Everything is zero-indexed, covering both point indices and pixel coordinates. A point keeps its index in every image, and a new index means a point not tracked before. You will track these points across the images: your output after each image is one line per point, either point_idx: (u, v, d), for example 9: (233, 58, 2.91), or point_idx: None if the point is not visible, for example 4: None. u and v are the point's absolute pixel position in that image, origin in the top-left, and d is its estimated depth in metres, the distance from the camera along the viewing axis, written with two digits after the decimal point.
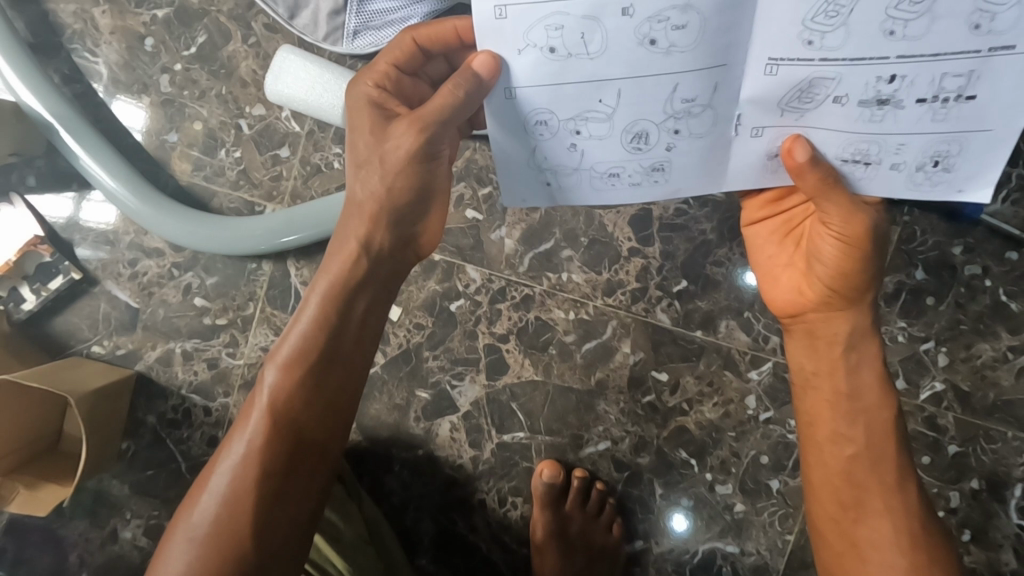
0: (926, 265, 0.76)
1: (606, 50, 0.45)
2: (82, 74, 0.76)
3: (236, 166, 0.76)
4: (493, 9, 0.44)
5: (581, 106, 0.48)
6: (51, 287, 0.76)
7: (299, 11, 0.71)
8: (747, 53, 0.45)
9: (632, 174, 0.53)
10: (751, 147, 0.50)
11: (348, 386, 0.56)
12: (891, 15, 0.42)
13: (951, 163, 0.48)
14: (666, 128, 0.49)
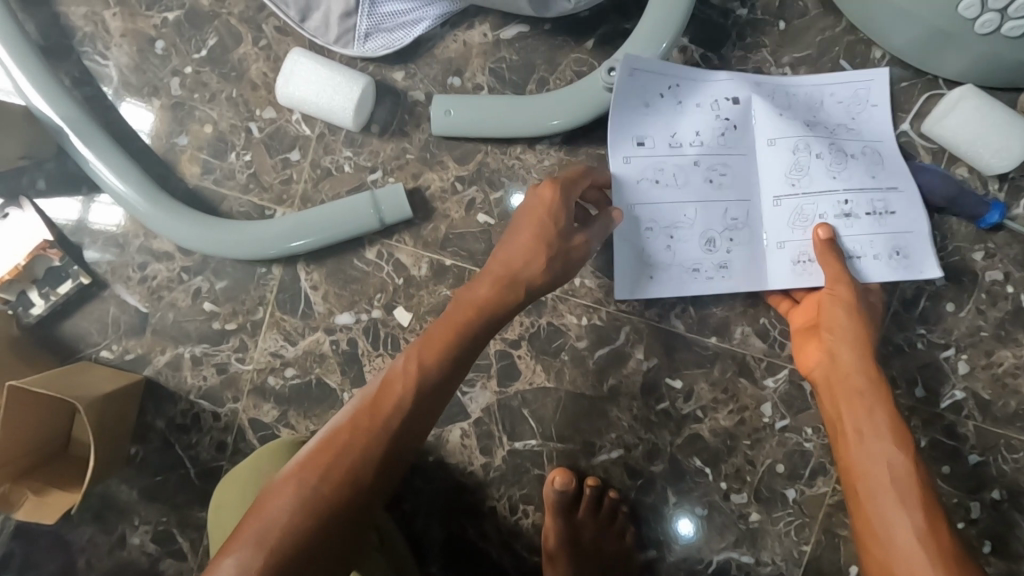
0: (946, 270, 0.74)
1: (687, 184, 0.72)
2: (93, 78, 0.76)
3: (246, 170, 0.75)
4: (622, 160, 0.71)
5: (671, 219, 0.72)
6: (61, 291, 0.76)
7: (310, 13, 0.71)
8: (758, 186, 0.72)
9: (705, 270, 0.72)
10: (781, 256, 0.72)
11: (437, 400, 0.60)
12: (831, 169, 0.71)
13: (907, 253, 0.71)
14: (726, 236, 0.72)
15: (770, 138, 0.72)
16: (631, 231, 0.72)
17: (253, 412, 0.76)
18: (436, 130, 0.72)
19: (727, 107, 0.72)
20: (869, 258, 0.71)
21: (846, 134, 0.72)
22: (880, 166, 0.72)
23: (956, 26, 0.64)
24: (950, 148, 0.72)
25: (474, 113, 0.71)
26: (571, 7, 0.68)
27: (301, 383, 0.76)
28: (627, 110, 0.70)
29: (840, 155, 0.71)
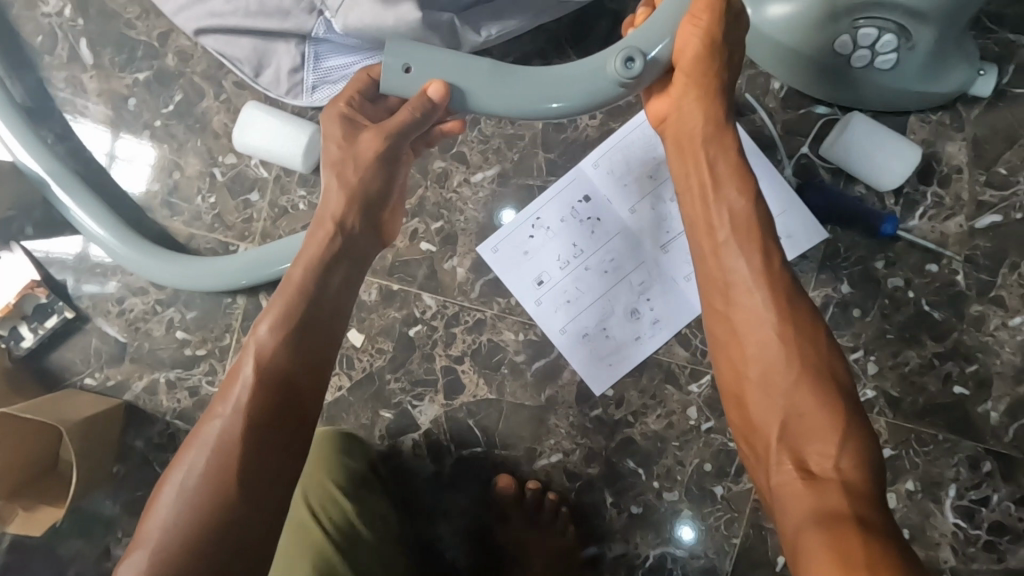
0: (851, 279, 0.81)
1: (591, 285, 0.81)
2: (74, 133, 0.85)
3: (211, 211, 0.83)
4: (535, 303, 0.82)
5: (600, 319, 0.81)
6: (45, 326, 0.83)
7: (263, 69, 0.79)
8: (644, 252, 0.81)
9: (631, 313, 0.81)
10: (687, 287, 0.81)
11: (319, 351, 0.66)
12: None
13: (790, 232, 0.80)
14: (644, 299, 0.81)
15: (632, 209, 0.80)
16: (553, 313, 0.82)
17: None
18: (383, 87, 0.64)
19: (584, 209, 0.81)
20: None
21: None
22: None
23: (837, 60, 0.72)
24: (845, 168, 0.79)
25: (443, 73, 0.63)
26: (483, 38, 0.75)
27: None
28: (510, 245, 0.82)
29: None
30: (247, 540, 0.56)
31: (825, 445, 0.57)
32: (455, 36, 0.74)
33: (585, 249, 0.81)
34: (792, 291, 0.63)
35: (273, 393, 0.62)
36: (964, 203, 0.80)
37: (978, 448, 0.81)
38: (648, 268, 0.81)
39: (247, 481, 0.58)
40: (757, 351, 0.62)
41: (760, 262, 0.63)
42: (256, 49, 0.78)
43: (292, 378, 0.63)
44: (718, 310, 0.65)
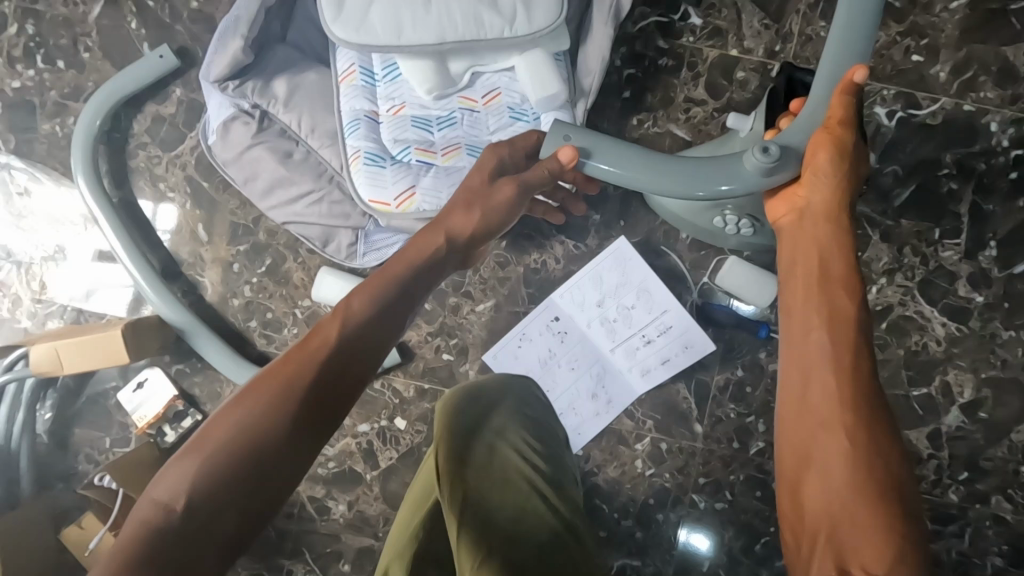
0: (744, 365, 1.15)
1: (563, 378, 1.17)
2: (195, 288, 1.19)
3: (294, 339, 1.18)
4: None
5: (569, 401, 1.17)
6: (182, 426, 1.18)
7: (329, 241, 1.13)
8: (598, 354, 1.16)
9: (593, 396, 1.16)
10: (629, 378, 1.16)
11: (360, 368, 0.71)
12: (626, 323, 1.14)
13: (692, 344, 1.14)
14: (599, 387, 1.16)
15: (589, 324, 1.15)
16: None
17: (311, 492, 1.19)
18: (536, 152, 0.86)
19: (555, 325, 1.16)
20: (674, 356, 1.14)
21: (624, 292, 1.14)
22: (651, 303, 1.14)
23: (721, 230, 1.07)
24: (730, 292, 1.13)
25: (603, 158, 0.83)
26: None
27: (340, 471, 1.19)
28: (505, 352, 1.17)
29: (623, 315, 1.14)
30: (270, 476, 0.60)
31: (864, 548, 0.62)
32: None
33: (558, 352, 1.16)
34: (877, 401, 0.70)
35: (349, 356, 0.70)
36: None
37: None
38: (602, 365, 1.16)
39: (278, 433, 0.61)
40: (822, 420, 0.70)
41: (852, 353, 0.72)
42: (323, 232, 1.11)
43: (357, 350, 0.71)
44: (796, 372, 0.74)
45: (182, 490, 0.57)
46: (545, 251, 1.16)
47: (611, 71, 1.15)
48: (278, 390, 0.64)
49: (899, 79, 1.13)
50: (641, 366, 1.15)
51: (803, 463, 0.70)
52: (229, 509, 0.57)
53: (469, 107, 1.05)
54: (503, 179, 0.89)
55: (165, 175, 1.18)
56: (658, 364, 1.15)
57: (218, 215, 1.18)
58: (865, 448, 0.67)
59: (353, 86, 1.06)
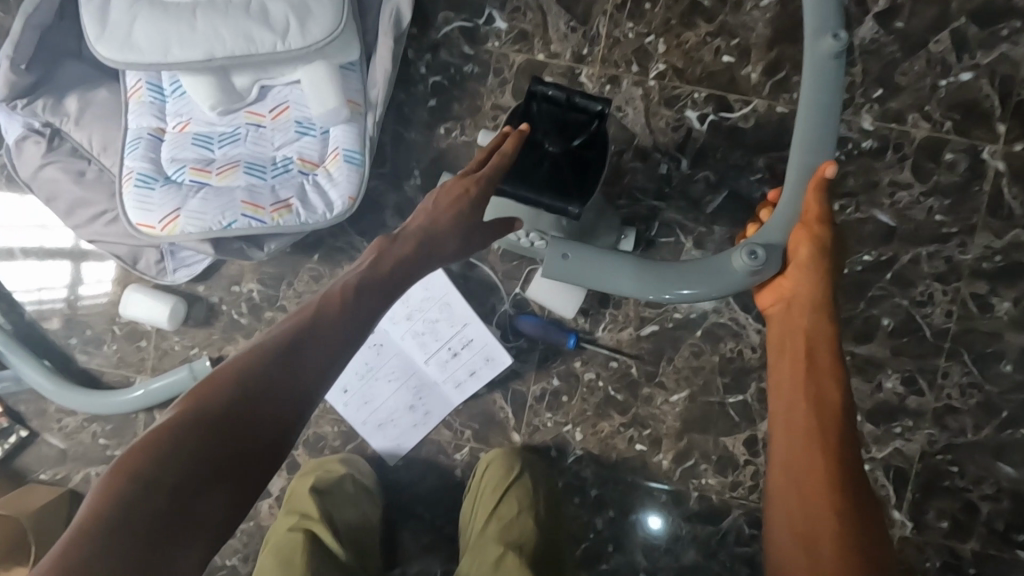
0: (559, 375, 1.16)
1: (379, 390, 1.17)
2: (15, 306, 1.20)
3: (115, 355, 1.19)
4: (343, 404, 1.18)
5: (387, 412, 1.17)
6: (10, 441, 1.20)
7: (139, 259, 1.13)
8: (411, 366, 1.16)
9: (407, 407, 1.17)
10: (440, 390, 1.16)
11: (301, 396, 0.71)
12: (433, 336, 1.14)
13: (493, 357, 1.13)
14: (414, 399, 1.16)
15: (400, 337, 1.15)
16: (356, 410, 1.18)
17: None
18: (543, 274, 0.90)
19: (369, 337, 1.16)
20: (480, 369, 1.14)
21: (430, 306, 1.14)
22: (455, 316, 1.13)
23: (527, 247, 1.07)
24: (543, 302, 1.13)
25: (595, 278, 0.89)
26: (266, 252, 1.01)
27: None
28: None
29: (429, 328, 1.14)
30: (237, 442, 0.65)
31: None
32: (246, 254, 1.00)
33: (372, 365, 1.17)
34: (861, 483, 0.82)
35: (351, 321, 0.77)
36: (632, 318, 1.14)
37: (656, 485, 1.17)
38: (415, 377, 1.16)
39: (207, 454, 0.63)
40: (810, 493, 0.82)
41: (837, 441, 0.84)
42: (129, 250, 1.12)
43: (364, 319, 0.78)
44: (789, 454, 0.86)
45: (78, 554, 0.53)
46: (357, 264, 1.15)
47: (416, 80, 1.13)
48: (203, 433, 0.64)
49: (710, 82, 1.10)
50: (450, 378, 1.15)
51: (803, 543, 0.79)
52: (145, 563, 0.56)
53: (255, 122, 1.04)
54: (452, 206, 0.83)
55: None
56: (466, 376, 1.14)
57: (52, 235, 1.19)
58: (853, 530, 0.78)
59: (141, 104, 1.04)
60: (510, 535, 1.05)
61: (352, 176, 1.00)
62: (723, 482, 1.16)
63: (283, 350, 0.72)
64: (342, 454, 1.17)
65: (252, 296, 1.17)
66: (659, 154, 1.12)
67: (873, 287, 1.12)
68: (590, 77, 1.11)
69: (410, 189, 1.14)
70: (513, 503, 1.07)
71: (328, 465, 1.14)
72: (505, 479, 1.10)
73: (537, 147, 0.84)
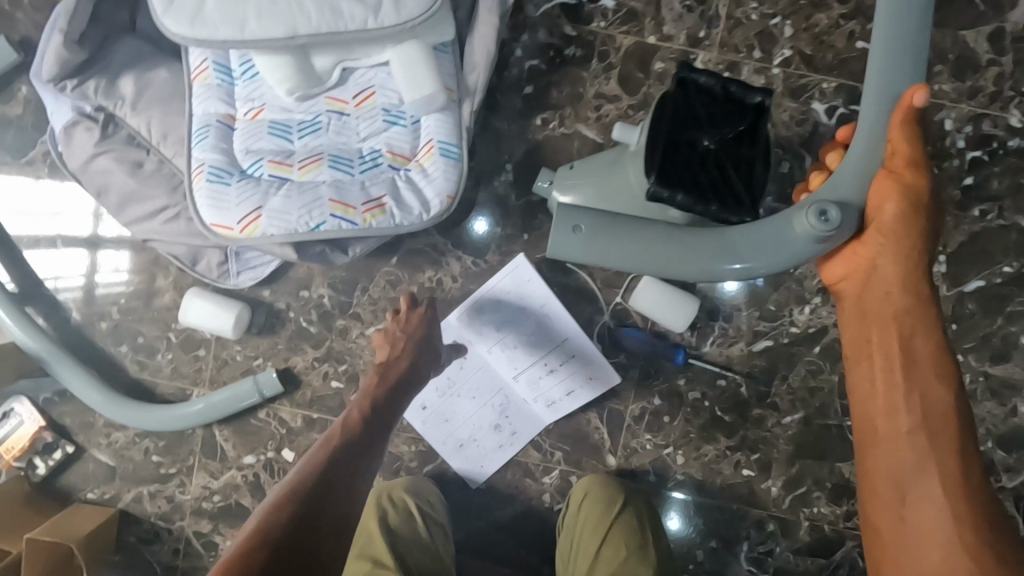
0: (661, 393, 1.05)
1: (462, 408, 1.06)
2: (59, 310, 1.09)
3: (169, 365, 1.08)
4: (421, 423, 1.07)
5: (469, 432, 1.07)
6: (53, 458, 1.09)
7: (199, 259, 1.02)
8: (500, 383, 1.05)
9: (492, 426, 1.06)
10: (532, 409, 1.06)
11: (351, 498, 0.77)
12: (527, 351, 1.04)
13: (596, 374, 1.04)
14: (502, 418, 1.06)
15: (487, 349, 1.05)
16: (433, 428, 1.07)
17: (195, 526, 1.11)
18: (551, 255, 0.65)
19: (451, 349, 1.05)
20: (580, 390, 1.04)
21: (524, 318, 1.03)
22: (553, 330, 1.03)
23: None
24: (649, 314, 1.02)
25: (626, 249, 0.65)
26: (350, 257, 0.90)
27: (225, 504, 1.10)
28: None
29: (524, 340, 1.04)
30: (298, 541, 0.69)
31: None
32: (329, 259, 0.90)
33: (453, 378, 1.06)
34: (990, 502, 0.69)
35: (367, 428, 0.86)
36: (744, 333, 1.04)
37: (763, 513, 1.07)
38: (502, 393, 1.06)
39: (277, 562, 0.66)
40: (921, 517, 0.70)
41: (953, 449, 0.71)
42: (189, 250, 1.01)
43: (377, 425, 0.87)
44: (877, 470, 0.74)
45: None
46: (440, 269, 1.04)
47: (511, 63, 1.01)
48: (268, 548, 0.67)
49: (842, 69, 0.98)
50: (544, 397, 1.05)
51: None
52: None
53: (337, 109, 0.91)
54: (416, 325, 0.95)
55: (19, 183, 1.07)
56: (563, 394, 1.05)
57: (66, 224, 1.08)
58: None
59: (206, 86, 0.92)
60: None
61: (450, 172, 0.88)
62: (837, 511, 1.07)
63: (314, 466, 0.79)
64: (406, 478, 1.04)
65: (322, 303, 1.06)
66: (782, 150, 1.00)
67: (1014, 301, 1.01)
68: (707, 63, 0.99)
69: (501, 185, 1.02)
70: (612, 546, 0.99)
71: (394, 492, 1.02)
72: (604, 520, 1.00)
73: (693, 145, 0.70)
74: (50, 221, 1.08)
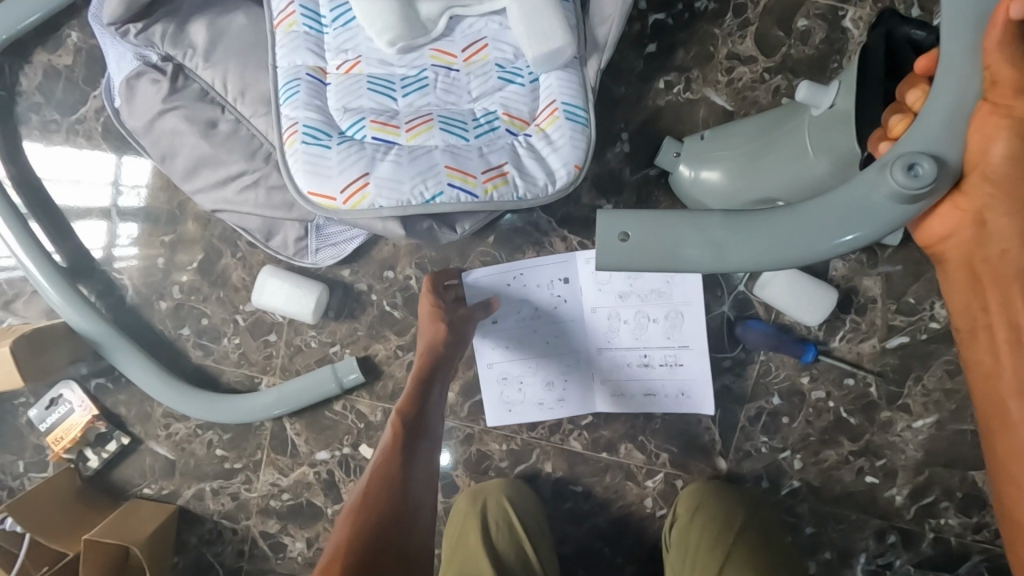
0: (781, 392, 0.96)
1: (567, 386, 0.97)
2: (114, 288, 0.98)
3: (236, 350, 0.97)
4: (523, 403, 0.97)
5: (570, 414, 0.97)
6: (107, 450, 0.99)
7: (273, 235, 0.91)
8: (605, 365, 0.96)
9: (544, 402, 0.97)
10: (611, 406, 0.96)
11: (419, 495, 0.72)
12: (633, 332, 0.94)
13: (690, 394, 0.95)
14: (603, 403, 0.97)
15: (592, 308, 0.94)
16: (490, 380, 0.98)
17: (261, 526, 1.01)
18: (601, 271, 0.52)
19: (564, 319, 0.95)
20: (663, 396, 0.95)
21: (654, 300, 0.93)
22: (677, 327, 0.94)
23: None
24: (775, 306, 0.92)
25: (677, 258, 0.51)
26: (459, 234, 0.80)
27: (295, 503, 1.01)
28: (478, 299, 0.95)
29: (641, 325, 0.94)
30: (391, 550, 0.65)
31: None
32: (436, 238, 0.79)
33: (535, 339, 0.96)
34: None
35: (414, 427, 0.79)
36: (877, 328, 0.94)
37: (885, 523, 0.97)
38: (578, 366, 0.96)
39: None
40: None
41: None
42: (264, 223, 0.90)
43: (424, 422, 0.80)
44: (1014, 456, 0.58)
45: None
46: (542, 250, 0.94)
47: (632, 19, 0.90)
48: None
49: None
50: (621, 391, 0.96)
51: None
52: None
53: (444, 64, 0.80)
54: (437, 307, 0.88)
55: (71, 149, 0.95)
56: (647, 403, 0.95)
57: (84, 194, 0.96)
58: None
59: (293, 34, 0.79)
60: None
61: (577, 140, 0.77)
62: (965, 522, 0.96)
63: (380, 473, 0.73)
64: (502, 481, 0.97)
65: (409, 285, 0.95)
66: None
67: None
68: (858, 21, 0.86)
69: (615, 158, 0.91)
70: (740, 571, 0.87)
71: (492, 502, 0.94)
72: (726, 533, 0.90)
73: None
74: (67, 189, 0.96)
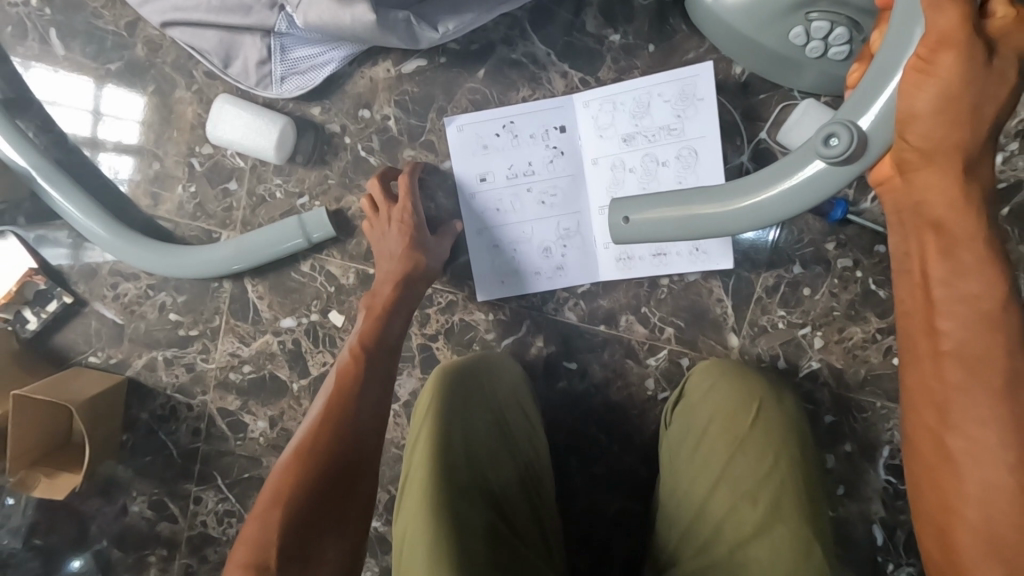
0: (803, 259, 0.85)
1: (568, 249, 0.85)
2: (55, 126, 0.88)
3: (192, 201, 0.87)
4: (521, 266, 0.86)
5: (574, 279, 0.86)
6: (47, 311, 0.89)
7: (231, 61, 0.81)
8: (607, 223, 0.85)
9: (542, 268, 0.86)
10: (618, 270, 0.86)
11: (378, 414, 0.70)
12: (643, 180, 0.81)
13: (706, 249, 0.84)
14: (609, 268, 0.86)
15: (594, 158, 0.83)
16: (480, 247, 0.87)
17: (220, 403, 0.91)
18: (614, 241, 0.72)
19: (562, 165, 0.83)
20: (675, 254, 0.85)
21: (664, 139, 0.80)
22: (691, 169, 0.80)
23: (792, 51, 0.72)
24: None
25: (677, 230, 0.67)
26: (440, 35, 0.73)
27: (257, 377, 0.90)
28: (465, 149, 0.84)
29: (650, 170, 0.81)
30: (339, 488, 0.62)
31: None
32: (411, 34, 0.73)
33: (532, 198, 0.84)
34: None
35: (372, 361, 0.73)
36: None
37: None
38: (578, 224, 0.84)
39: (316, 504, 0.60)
40: (968, 451, 0.47)
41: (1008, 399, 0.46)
42: (221, 41, 0.79)
43: (383, 353, 0.74)
44: (923, 398, 0.50)
45: None
46: (539, 88, 0.83)
47: None
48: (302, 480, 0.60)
49: None
50: (628, 252, 0.85)
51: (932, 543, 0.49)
52: None
53: None
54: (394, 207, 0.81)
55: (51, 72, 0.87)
56: (659, 262, 0.85)
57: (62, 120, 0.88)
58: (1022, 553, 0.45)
59: None
60: (749, 492, 0.72)
61: None
62: None
63: (338, 390, 0.70)
64: (497, 359, 0.85)
65: (387, 127, 0.85)
66: None
67: None
68: None
69: None
70: (755, 449, 0.74)
71: (485, 381, 0.81)
72: (743, 414, 0.76)
73: None
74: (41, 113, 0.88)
